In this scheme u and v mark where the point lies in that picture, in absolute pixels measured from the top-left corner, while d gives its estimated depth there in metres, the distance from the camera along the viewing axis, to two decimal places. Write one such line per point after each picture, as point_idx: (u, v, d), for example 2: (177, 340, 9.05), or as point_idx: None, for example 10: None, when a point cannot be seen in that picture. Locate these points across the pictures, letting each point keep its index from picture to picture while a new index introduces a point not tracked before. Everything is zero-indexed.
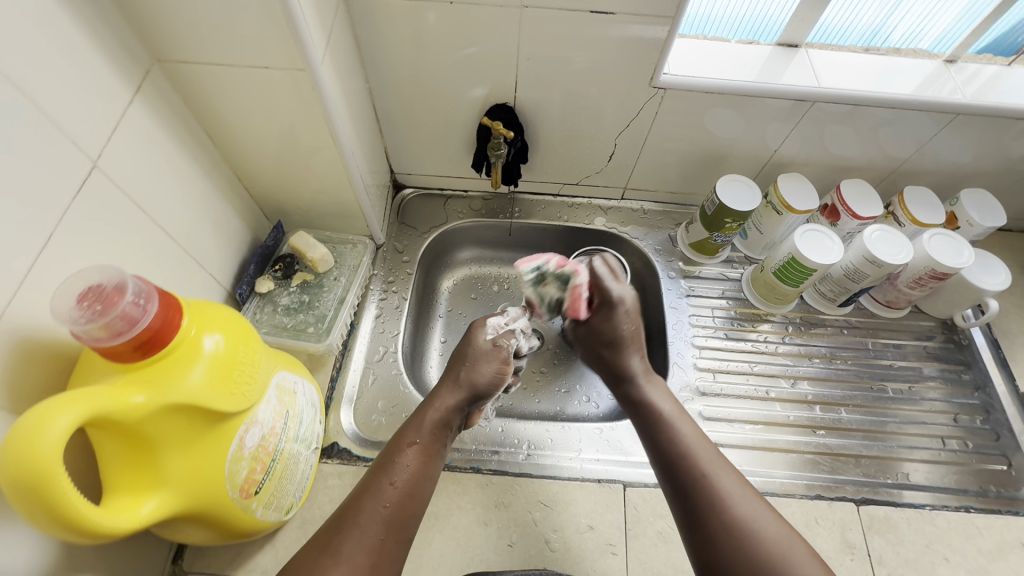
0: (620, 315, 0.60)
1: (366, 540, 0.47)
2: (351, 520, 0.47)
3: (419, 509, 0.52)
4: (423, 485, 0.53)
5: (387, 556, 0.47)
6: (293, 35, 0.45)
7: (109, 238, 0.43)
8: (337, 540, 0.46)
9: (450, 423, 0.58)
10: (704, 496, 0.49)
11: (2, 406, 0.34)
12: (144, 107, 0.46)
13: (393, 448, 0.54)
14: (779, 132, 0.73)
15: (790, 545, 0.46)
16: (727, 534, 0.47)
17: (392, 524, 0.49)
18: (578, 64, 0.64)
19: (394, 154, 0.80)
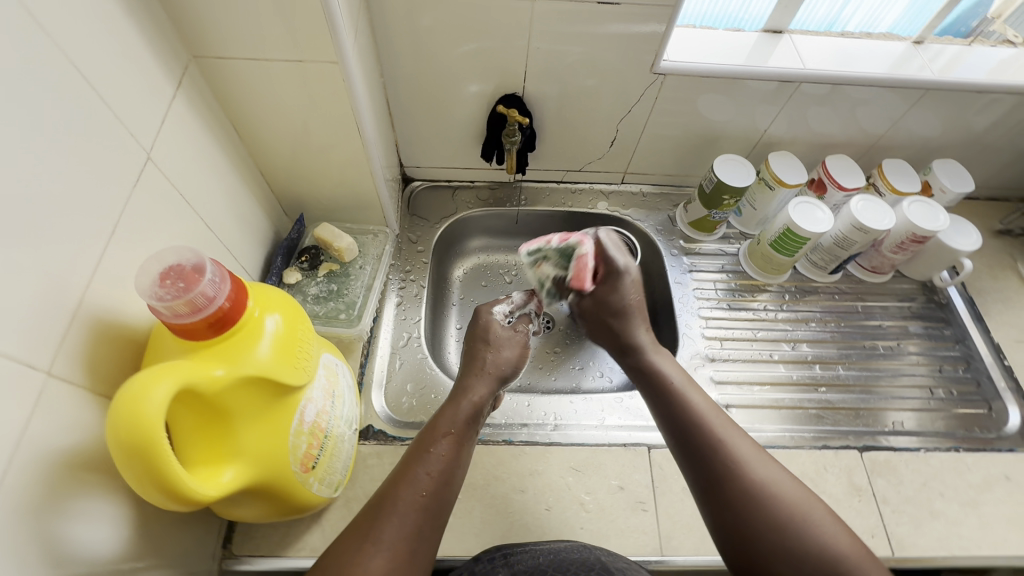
0: (626, 286, 0.62)
1: (406, 527, 0.46)
2: (390, 507, 0.47)
3: (454, 494, 0.51)
4: (457, 472, 0.52)
5: (427, 541, 0.47)
6: (328, 28, 0.48)
7: (162, 228, 0.44)
8: (377, 528, 0.45)
9: (480, 409, 0.58)
10: (723, 466, 0.50)
11: (85, 387, 0.36)
12: (183, 103, 0.48)
13: (426, 437, 0.53)
14: (768, 113, 0.78)
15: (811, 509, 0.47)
16: (745, 497, 0.48)
17: (429, 511, 0.48)
18: (583, 54, 0.68)
19: (403, 148, 0.82)
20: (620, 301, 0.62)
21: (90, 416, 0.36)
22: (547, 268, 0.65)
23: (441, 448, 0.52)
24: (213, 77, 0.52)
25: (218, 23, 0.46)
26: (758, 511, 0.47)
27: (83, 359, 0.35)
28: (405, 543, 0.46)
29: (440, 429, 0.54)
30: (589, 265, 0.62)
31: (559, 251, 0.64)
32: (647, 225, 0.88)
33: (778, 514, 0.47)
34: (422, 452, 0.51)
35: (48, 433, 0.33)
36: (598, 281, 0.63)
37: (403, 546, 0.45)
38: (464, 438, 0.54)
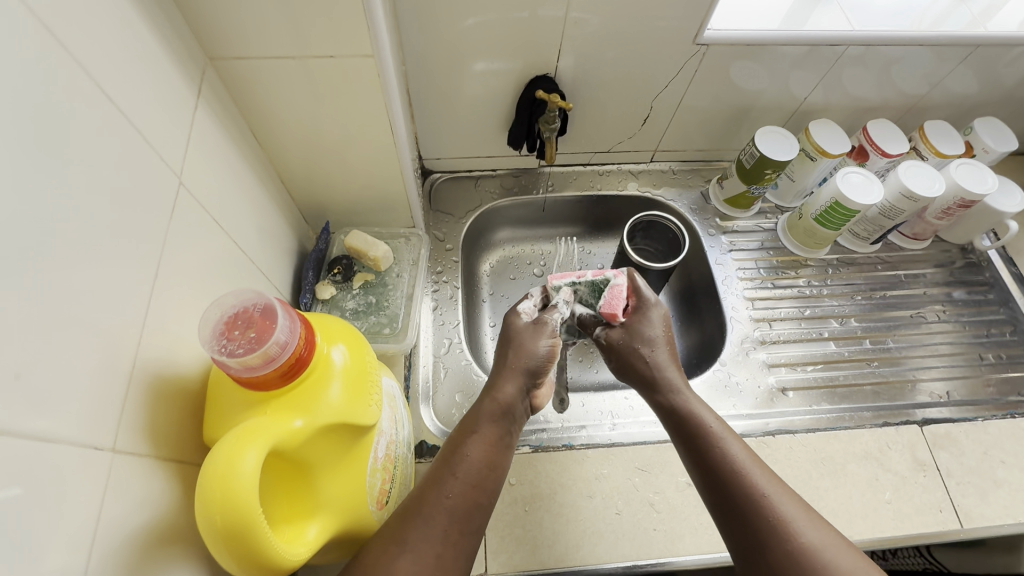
0: (655, 319, 0.58)
1: (438, 538, 0.41)
2: (419, 516, 0.42)
3: (489, 500, 0.45)
4: (492, 475, 0.47)
5: (459, 554, 0.42)
6: (364, 19, 0.42)
7: (201, 258, 0.39)
8: (408, 539, 0.40)
9: (514, 407, 0.52)
10: (759, 510, 0.43)
11: (148, 453, 0.32)
12: (205, 112, 0.42)
13: (456, 438, 0.48)
14: (808, 79, 0.74)
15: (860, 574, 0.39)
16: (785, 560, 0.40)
17: (461, 518, 0.43)
18: (620, 27, 0.63)
19: (423, 140, 0.77)
20: (651, 333, 0.57)
21: (159, 486, 0.32)
22: (575, 303, 0.60)
23: (474, 451, 0.47)
24: (231, 79, 0.46)
25: (239, 19, 0.41)
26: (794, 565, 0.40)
27: (144, 424, 0.31)
28: (434, 557, 0.40)
29: (472, 429, 0.49)
30: (623, 297, 0.58)
31: (593, 288, 0.59)
32: (680, 205, 0.84)
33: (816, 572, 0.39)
34: (453, 454, 0.46)
35: (120, 515, 0.29)
36: (629, 314, 0.58)
37: (433, 558, 0.40)
38: (497, 438, 0.49)
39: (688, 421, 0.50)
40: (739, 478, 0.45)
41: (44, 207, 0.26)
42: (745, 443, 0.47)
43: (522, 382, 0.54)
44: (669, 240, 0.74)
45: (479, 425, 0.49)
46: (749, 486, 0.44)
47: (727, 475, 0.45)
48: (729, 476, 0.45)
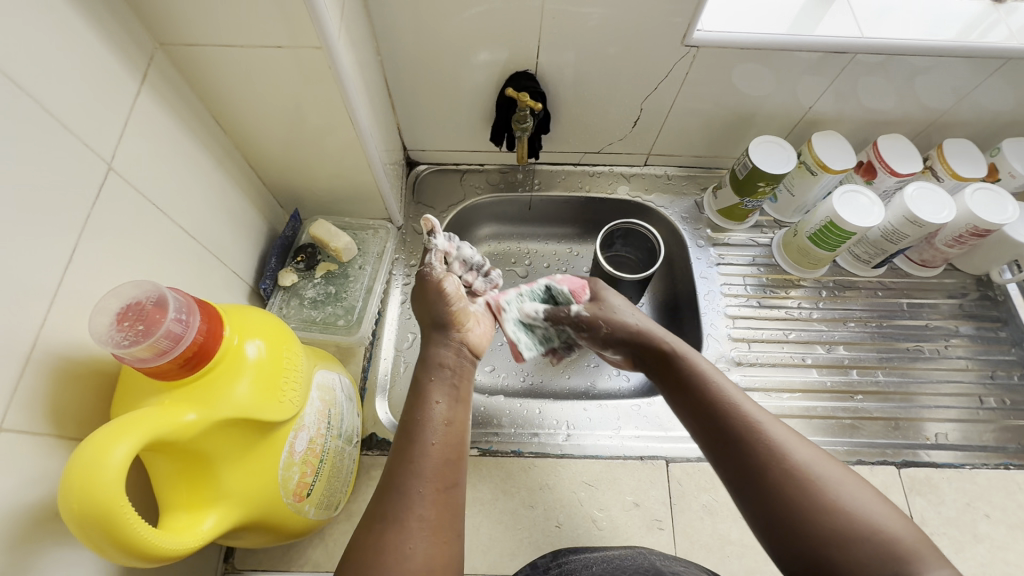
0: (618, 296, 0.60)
1: (420, 501, 0.40)
2: (393, 487, 0.40)
3: (461, 452, 0.44)
4: (455, 430, 0.45)
5: (448, 507, 0.41)
6: (309, 11, 0.41)
7: (131, 243, 0.40)
8: (392, 511, 0.39)
9: (456, 364, 0.50)
10: (742, 435, 0.42)
11: (48, 432, 0.33)
12: (151, 99, 0.43)
13: (411, 407, 0.46)
14: (815, 88, 0.69)
15: (854, 487, 0.39)
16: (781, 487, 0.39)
17: (438, 475, 0.42)
18: (604, 23, 0.60)
19: (407, 130, 0.76)
20: (612, 305, 0.58)
21: (59, 463, 0.33)
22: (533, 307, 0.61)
23: (432, 413, 0.45)
24: (185, 67, 0.46)
25: (182, 6, 0.41)
26: (784, 484, 0.39)
27: (45, 404, 0.33)
28: (425, 518, 0.39)
29: (424, 392, 0.47)
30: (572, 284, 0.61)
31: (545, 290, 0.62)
32: (672, 212, 0.81)
33: (808, 487, 0.38)
34: (413, 423, 0.44)
35: (7, 490, 0.30)
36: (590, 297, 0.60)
37: (424, 522, 0.39)
38: (449, 393, 0.47)
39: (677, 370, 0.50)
40: (727, 407, 0.44)
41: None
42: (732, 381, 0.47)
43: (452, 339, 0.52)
44: (648, 249, 0.71)
45: (435, 391, 0.47)
46: (735, 412, 0.44)
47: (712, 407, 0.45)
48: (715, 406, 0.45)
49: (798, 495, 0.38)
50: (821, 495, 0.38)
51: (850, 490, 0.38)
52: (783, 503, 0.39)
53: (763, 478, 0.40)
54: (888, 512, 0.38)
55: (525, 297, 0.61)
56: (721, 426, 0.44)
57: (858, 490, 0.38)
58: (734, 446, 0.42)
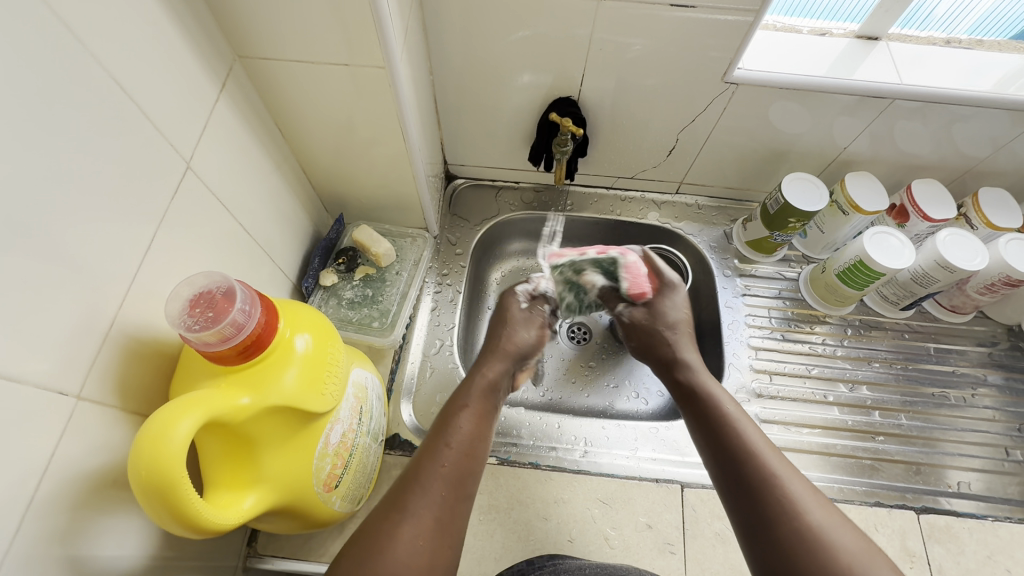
0: (678, 302, 0.62)
1: (434, 499, 0.41)
2: (415, 480, 0.42)
3: (480, 469, 0.46)
4: (481, 446, 0.48)
5: (456, 516, 0.42)
6: (378, 34, 0.45)
7: (197, 236, 0.44)
8: (407, 501, 0.41)
9: (492, 384, 0.54)
10: (748, 471, 0.44)
11: (113, 405, 0.35)
12: (227, 105, 0.47)
13: (445, 414, 0.49)
14: (851, 130, 0.71)
15: (857, 543, 0.39)
16: (798, 544, 0.39)
17: (456, 481, 0.44)
18: (647, 55, 0.63)
19: (449, 145, 0.79)
20: (673, 316, 0.61)
21: (119, 434, 0.36)
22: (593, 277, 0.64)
23: (462, 423, 0.48)
24: (258, 77, 0.50)
25: (263, 24, 0.44)
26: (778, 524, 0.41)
27: (115, 378, 0.36)
28: (434, 517, 0.40)
29: (464, 403, 0.50)
30: (641, 272, 0.62)
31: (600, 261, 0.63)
32: (700, 241, 0.82)
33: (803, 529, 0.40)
34: (446, 428, 0.47)
35: (75, 455, 0.33)
36: (654, 290, 0.62)
37: (432, 519, 0.40)
38: (487, 412, 0.51)
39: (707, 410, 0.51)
40: (739, 443, 0.46)
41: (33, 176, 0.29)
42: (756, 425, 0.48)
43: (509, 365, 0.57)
44: (675, 275, 0.73)
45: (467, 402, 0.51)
46: (747, 451, 0.46)
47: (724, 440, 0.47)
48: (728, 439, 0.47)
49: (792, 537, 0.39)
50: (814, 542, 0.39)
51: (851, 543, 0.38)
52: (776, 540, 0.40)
53: (784, 542, 0.40)
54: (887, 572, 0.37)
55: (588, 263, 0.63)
56: (732, 459, 0.46)
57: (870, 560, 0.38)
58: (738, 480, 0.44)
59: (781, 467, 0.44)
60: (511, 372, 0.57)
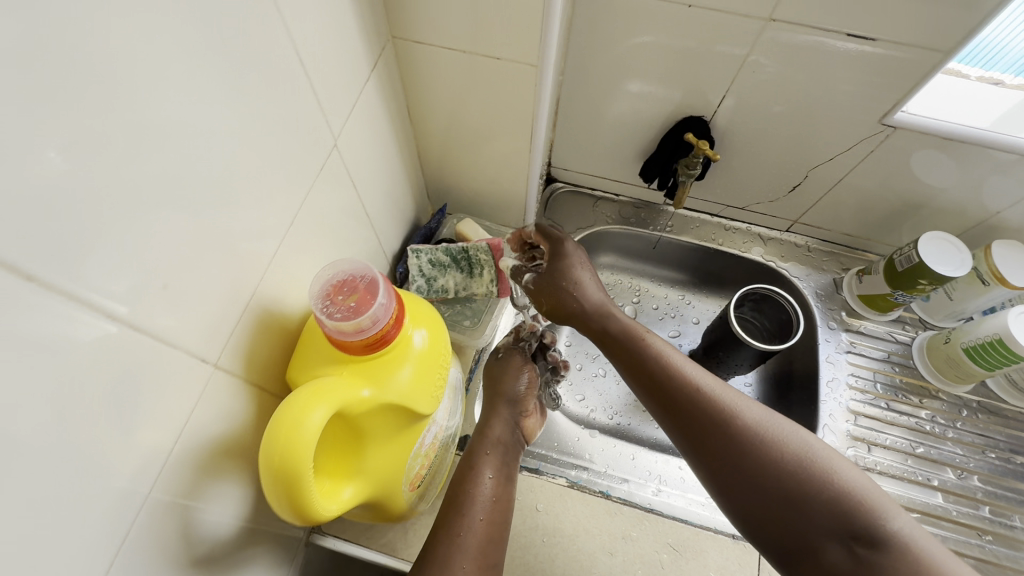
0: (580, 260, 0.53)
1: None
2: (439, 559, 0.40)
3: (504, 531, 0.44)
4: (500, 508, 0.45)
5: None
6: (541, 32, 0.43)
7: (328, 215, 0.43)
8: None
9: (507, 442, 0.52)
10: (709, 416, 0.41)
11: (239, 376, 0.35)
12: (374, 85, 0.46)
13: (460, 487, 0.46)
14: (1011, 195, 0.63)
15: (823, 451, 0.38)
16: (793, 494, 0.37)
17: (478, 558, 0.41)
18: (800, 83, 0.58)
19: (557, 147, 0.77)
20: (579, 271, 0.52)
21: (240, 404, 0.36)
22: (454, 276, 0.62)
23: (483, 489, 0.46)
24: (405, 59, 0.49)
25: (428, 8, 0.43)
26: (741, 459, 0.39)
27: (245, 349, 0.35)
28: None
29: (471, 463, 0.48)
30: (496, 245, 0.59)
31: (464, 252, 0.60)
32: (805, 286, 0.77)
33: (766, 454, 0.39)
34: (460, 494, 0.45)
35: (203, 421, 0.32)
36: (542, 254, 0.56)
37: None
38: (498, 468, 0.48)
39: (633, 358, 0.48)
40: (682, 384, 0.44)
41: (214, 138, 0.29)
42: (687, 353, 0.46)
43: (508, 411, 0.55)
44: (781, 322, 0.68)
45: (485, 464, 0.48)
46: (688, 390, 0.43)
47: (666, 385, 0.44)
48: (672, 380, 0.44)
49: (759, 468, 0.38)
50: (779, 466, 0.38)
51: (809, 446, 0.39)
52: (746, 477, 0.39)
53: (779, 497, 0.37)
54: (843, 465, 0.38)
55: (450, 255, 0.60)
56: (681, 406, 0.43)
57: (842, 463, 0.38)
58: (694, 425, 0.42)
59: (724, 394, 0.43)
60: (510, 418, 0.54)
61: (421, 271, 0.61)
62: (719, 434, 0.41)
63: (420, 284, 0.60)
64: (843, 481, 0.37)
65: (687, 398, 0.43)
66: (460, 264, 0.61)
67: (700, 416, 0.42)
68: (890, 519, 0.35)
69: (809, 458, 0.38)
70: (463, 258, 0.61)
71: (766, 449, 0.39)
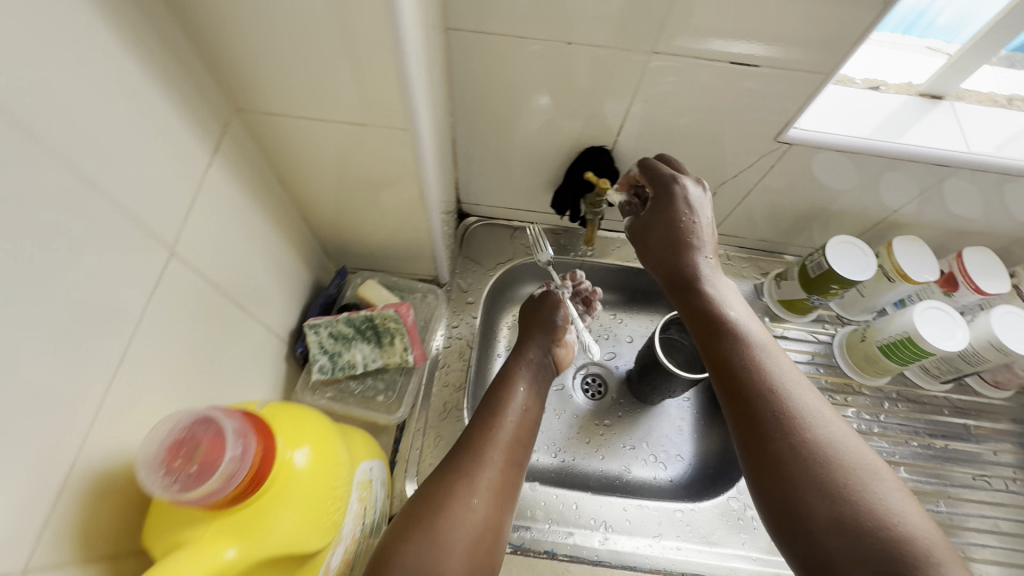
0: (701, 208, 0.54)
1: (491, 469, 0.51)
2: None
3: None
4: (482, 551, 0.46)
5: (508, 483, 0.52)
6: (402, 98, 0.38)
7: (183, 330, 0.38)
8: (472, 467, 0.50)
9: (539, 366, 0.65)
10: (771, 408, 0.42)
11: (74, 561, 0.29)
12: (223, 169, 0.40)
13: (503, 394, 0.59)
14: (904, 195, 0.65)
15: (883, 483, 0.38)
16: (820, 482, 0.38)
17: (505, 453, 0.53)
18: (693, 109, 0.57)
19: (463, 183, 0.73)
20: (694, 223, 0.53)
21: None
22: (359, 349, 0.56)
23: (515, 404, 0.59)
24: (260, 132, 0.43)
25: (272, 81, 0.38)
26: (798, 459, 0.39)
27: (77, 528, 0.29)
28: (491, 483, 0.50)
29: (467, 495, 0.48)
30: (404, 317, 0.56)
31: (368, 320, 0.56)
32: None
33: (824, 461, 0.38)
34: (446, 527, 0.45)
35: None
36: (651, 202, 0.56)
37: (490, 484, 0.50)
38: (493, 505, 0.49)
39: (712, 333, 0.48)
40: (764, 377, 0.43)
41: None
42: (787, 354, 0.45)
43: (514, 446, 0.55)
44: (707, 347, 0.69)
45: (521, 383, 0.62)
46: (777, 387, 0.43)
47: (740, 374, 0.44)
48: (748, 368, 0.44)
49: (812, 464, 0.38)
50: (835, 470, 0.38)
51: (867, 465, 0.38)
52: (790, 473, 0.39)
53: (810, 484, 0.38)
54: (907, 505, 0.37)
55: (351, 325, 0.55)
56: (747, 392, 0.43)
57: (887, 487, 0.37)
58: (753, 410, 0.42)
59: (807, 402, 0.42)
60: (514, 452, 0.55)
61: (322, 347, 0.55)
62: (783, 436, 0.40)
63: (323, 362, 0.55)
64: (892, 510, 0.36)
65: (757, 389, 0.43)
66: (366, 333, 0.56)
67: (773, 412, 0.41)
68: (939, 565, 0.33)
69: (864, 478, 0.38)
70: (369, 327, 0.56)
71: (825, 453, 0.39)
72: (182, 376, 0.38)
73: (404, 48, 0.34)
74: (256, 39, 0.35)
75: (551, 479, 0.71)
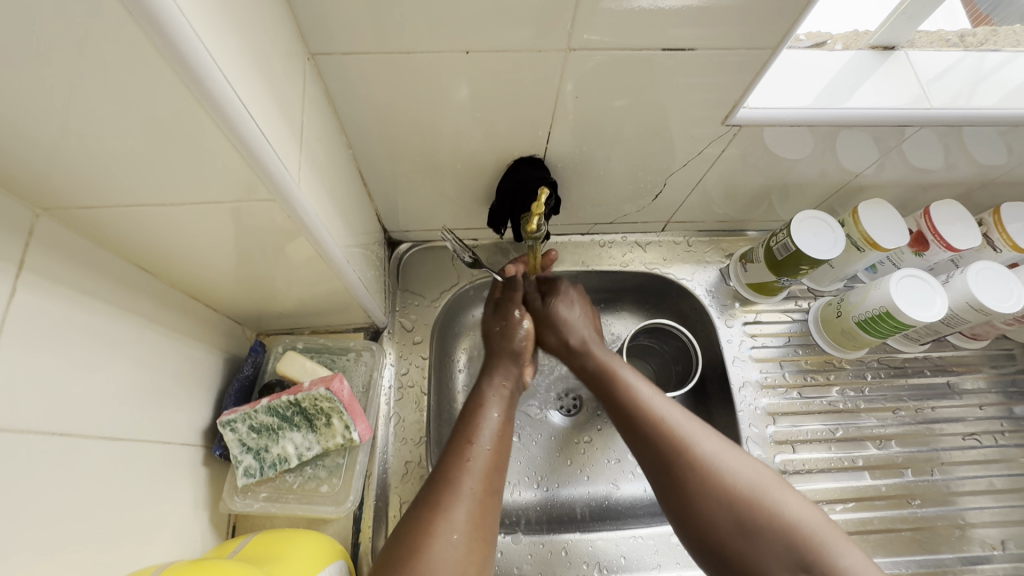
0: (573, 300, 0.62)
1: (465, 500, 0.44)
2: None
3: None
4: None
5: (489, 511, 0.45)
6: (243, 153, 0.31)
7: (34, 505, 0.30)
8: (443, 502, 0.44)
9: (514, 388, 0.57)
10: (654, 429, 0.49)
11: None
12: (42, 293, 0.32)
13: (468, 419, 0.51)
14: (864, 159, 0.60)
15: (739, 462, 0.46)
16: (709, 474, 0.45)
17: (485, 481, 0.46)
18: (627, 102, 0.50)
19: (386, 214, 0.64)
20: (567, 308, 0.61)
21: None
22: (290, 438, 0.49)
23: (481, 437, 0.49)
24: (92, 230, 0.35)
25: (73, 167, 0.30)
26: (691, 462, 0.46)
27: None
28: (468, 515, 0.43)
29: (444, 537, 0.41)
30: (338, 392, 0.49)
31: (293, 405, 0.48)
32: (696, 286, 0.72)
33: (739, 505, 0.43)
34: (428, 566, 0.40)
35: None
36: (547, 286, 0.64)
37: (468, 517, 0.43)
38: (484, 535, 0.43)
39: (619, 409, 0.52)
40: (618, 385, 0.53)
41: None
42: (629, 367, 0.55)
43: (487, 465, 0.47)
44: (681, 347, 0.69)
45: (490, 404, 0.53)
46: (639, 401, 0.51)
47: (659, 441, 0.48)
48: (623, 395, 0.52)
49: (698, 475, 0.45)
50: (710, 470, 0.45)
51: (734, 461, 0.46)
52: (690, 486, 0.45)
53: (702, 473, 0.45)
54: (763, 472, 0.46)
55: (274, 413, 0.48)
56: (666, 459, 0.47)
57: (749, 466, 0.46)
58: (650, 440, 0.48)
59: (691, 429, 0.48)
60: (489, 475, 0.47)
61: (245, 446, 0.47)
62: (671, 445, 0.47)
63: (249, 463, 0.48)
64: (795, 519, 0.42)
65: (676, 460, 0.46)
66: (294, 419, 0.49)
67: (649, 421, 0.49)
68: (838, 557, 0.40)
69: (765, 499, 0.43)
70: (296, 412, 0.49)
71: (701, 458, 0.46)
72: (49, 555, 0.31)
73: (233, 115, 0.29)
74: (36, 135, 0.27)
75: (537, 516, 0.66)
